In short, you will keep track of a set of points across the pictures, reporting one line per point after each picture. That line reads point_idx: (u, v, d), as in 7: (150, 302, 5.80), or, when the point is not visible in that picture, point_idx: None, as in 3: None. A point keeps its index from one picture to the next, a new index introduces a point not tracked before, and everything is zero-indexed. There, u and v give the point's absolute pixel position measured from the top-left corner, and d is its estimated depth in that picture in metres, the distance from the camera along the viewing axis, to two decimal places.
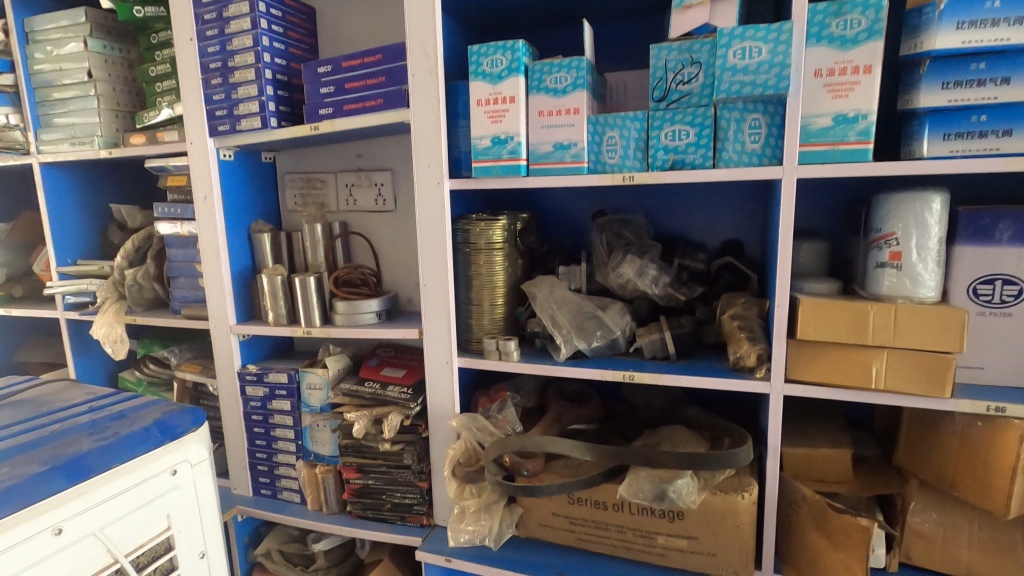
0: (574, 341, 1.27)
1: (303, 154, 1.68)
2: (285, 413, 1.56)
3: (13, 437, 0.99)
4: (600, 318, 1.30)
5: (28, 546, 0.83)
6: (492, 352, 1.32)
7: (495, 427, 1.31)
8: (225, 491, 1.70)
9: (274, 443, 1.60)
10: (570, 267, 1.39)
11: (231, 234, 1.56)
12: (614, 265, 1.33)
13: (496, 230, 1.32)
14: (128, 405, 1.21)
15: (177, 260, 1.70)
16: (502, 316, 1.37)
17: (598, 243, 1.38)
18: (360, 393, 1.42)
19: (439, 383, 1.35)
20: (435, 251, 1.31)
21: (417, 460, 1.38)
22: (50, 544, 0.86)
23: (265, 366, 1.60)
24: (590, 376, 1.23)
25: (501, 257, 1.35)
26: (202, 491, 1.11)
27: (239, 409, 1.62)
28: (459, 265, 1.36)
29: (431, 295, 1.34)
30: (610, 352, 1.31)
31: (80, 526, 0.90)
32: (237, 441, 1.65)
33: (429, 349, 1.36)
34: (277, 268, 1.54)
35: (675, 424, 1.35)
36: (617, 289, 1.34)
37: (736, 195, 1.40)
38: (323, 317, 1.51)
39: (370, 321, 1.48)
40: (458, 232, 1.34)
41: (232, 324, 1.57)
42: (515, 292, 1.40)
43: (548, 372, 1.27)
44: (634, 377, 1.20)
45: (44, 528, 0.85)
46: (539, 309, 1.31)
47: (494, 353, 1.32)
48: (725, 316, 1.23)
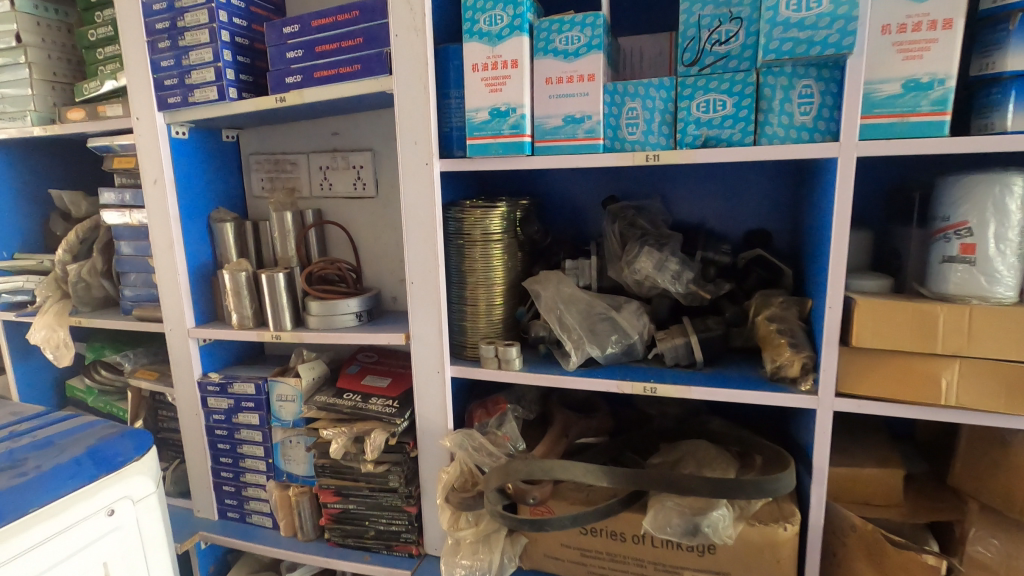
0: (586, 347, 1.10)
1: (270, 132, 1.48)
2: (253, 428, 1.38)
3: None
4: (614, 320, 1.13)
5: None
6: (491, 359, 1.15)
7: (493, 446, 1.14)
8: (187, 514, 1.51)
9: (241, 460, 1.41)
10: (577, 261, 1.21)
11: (187, 225, 1.36)
12: (629, 259, 1.16)
13: (493, 220, 1.15)
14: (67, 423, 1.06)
15: (126, 254, 1.49)
16: (500, 317, 1.20)
17: (609, 233, 1.21)
18: (338, 406, 1.24)
19: (429, 395, 1.18)
20: (423, 245, 1.13)
21: (404, 482, 1.21)
22: None
23: (230, 374, 1.40)
24: (605, 388, 1.07)
25: (499, 250, 1.17)
26: (147, 531, 0.98)
27: (200, 423, 1.43)
28: (451, 259, 1.19)
29: (419, 295, 1.16)
30: (625, 359, 1.14)
31: None
32: (198, 459, 1.46)
33: (417, 357, 1.18)
34: (241, 264, 1.35)
35: (697, 439, 1.20)
36: (632, 286, 1.17)
37: (765, 178, 1.23)
38: (294, 320, 1.32)
39: (349, 323, 1.30)
40: (450, 221, 1.16)
41: (190, 327, 1.37)
42: (515, 290, 1.22)
43: (556, 383, 1.10)
44: (657, 390, 1.03)
45: None
46: (543, 310, 1.14)
47: (492, 361, 1.15)
48: (759, 318, 1.06)
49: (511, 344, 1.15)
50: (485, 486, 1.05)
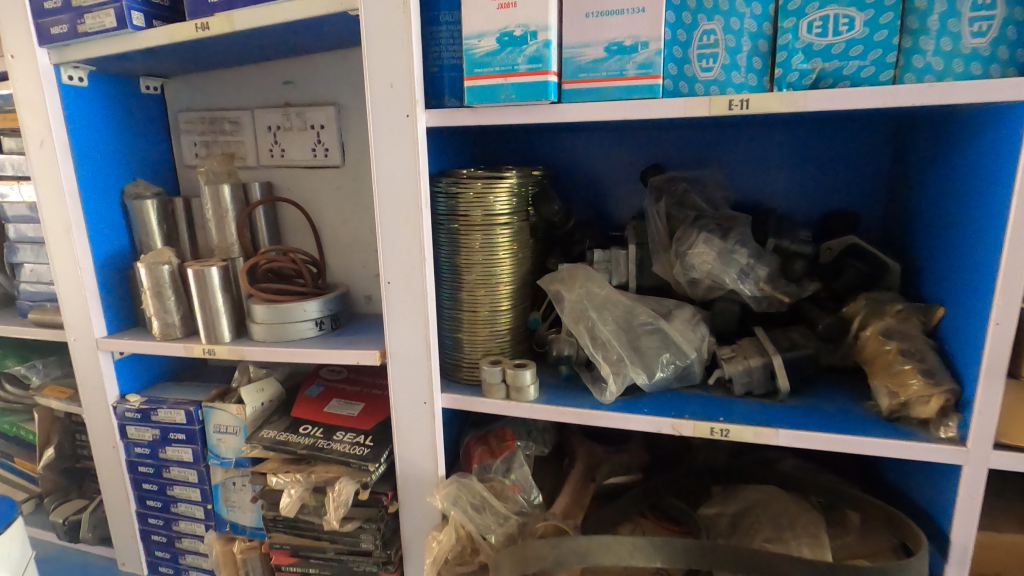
0: (628, 372, 0.81)
1: (202, 81, 1.13)
2: (185, 466, 1.07)
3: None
4: (664, 333, 0.84)
5: None
6: (499, 386, 0.85)
7: (499, 501, 0.86)
8: (110, 567, 1.21)
9: (173, 505, 1.11)
10: (610, 251, 0.91)
11: (90, 203, 1.03)
12: (682, 251, 0.86)
13: (499, 197, 0.86)
14: None
15: (19, 241, 1.15)
16: (508, 327, 0.91)
17: (651, 214, 0.91)
18: (291, 444, 0.93)
19: (413, 433, 0.88)
20: (402, 231, 0.81)
21: (380, 545, 0.91)
22: None
23: (154, 396, 1.09)
24: (656, 429, 0.78)
25: (507, 238, 0.89)
26: None
27: (118, 458, 1.12)
28: (441, 249, 0.90)
29: (398, 300, 0.84)
30: (678, 385, 0.85)
31: None
32: (119, 502, 1.15)
33: (396, 382, 0.87)
34: (162, 254, 1.02)
35: (765, 485, 0.92)
36: (684, 287, 0.87)
37: (856, 142, 0.93)
38: (234, 329, 1.00)
39: (307, 333, 0.98)
40: (440, 198, 0.87)
41: (99, 337, 1.05)
42: (525, 290, 0.93)
43: (587, 421, 0.81)
44: (730, 434, 0.74)
45: None
46: (567, 320, 0.84)
47: (499, 388, 0.85)
48: (865, 332, 0.78)
49: (526, 364, 0.85)
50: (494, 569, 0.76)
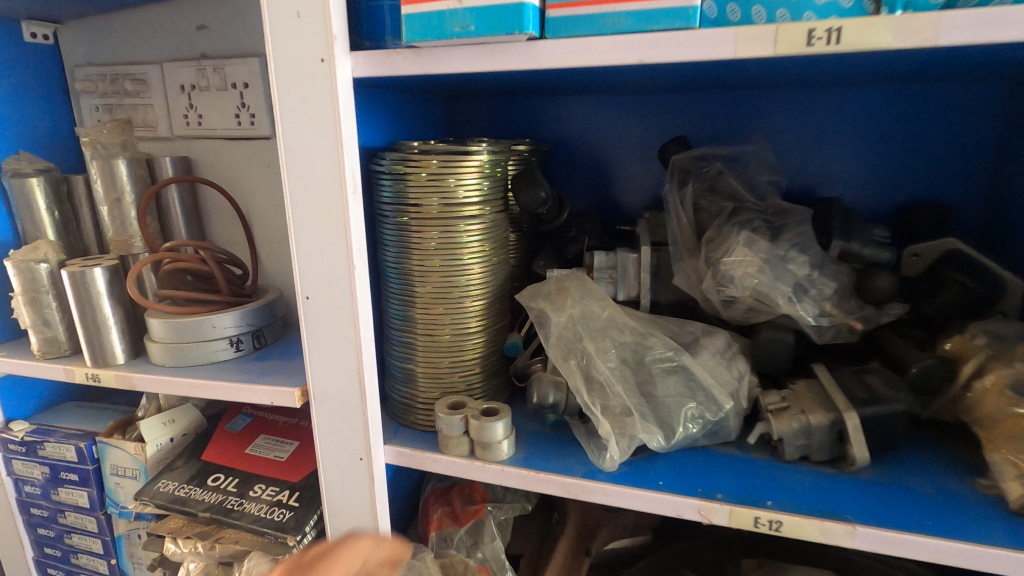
0: (636, 431, 0.57)
1: (101, 28, 0.89)
2: (82, 512, 0.86)
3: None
4: (687, 374, 0.60)
5: None
6: (462, 439, 0.62)
7: None
8: None
9: (73, 555, 0.91)
10: (614, 255, 0.67)
11: None
12: (714, 258, 0.62)
13: (463, 179, 0.63)
14: None
15: None
16: (475, 355, 0.68)
17: (672, 206, 0.67)
18: (191, 503, 0.71)
19: (347, 497, 0.66)
20: (322, 227, 0.57)
21: None
22: None
23: (43, 425, 0.87)
24: (674, 513, 0.55)
25: (475, 236, 0.65)
26: None
27: (7, 497, 0.91)
28: (387, 249, 0.67)
29: (319, 322, 0.60)
30: (706, 442, 0.62)
31: None
32: (13, 548, 0.95)
33: (323, 430, 0.64)
34: (39, 248, 0.79)
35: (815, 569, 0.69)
36: (715, 307, 0.64)
37: (952, 109, 0.69)
38: (129, 347, 0.78)
39: (221, 355, 0.76)
40: (383, 180, 0.64)
41: None
42: (500, 305, 0.70)
43: (579, 495, 0.58)
44: (782, 528, 0.52)
45: None
46: (553, 354, 0.60)
47: (461, 442, 0.62)
48: (980, 382, 0.54)
49: (499, 411, 0.63)
50: None
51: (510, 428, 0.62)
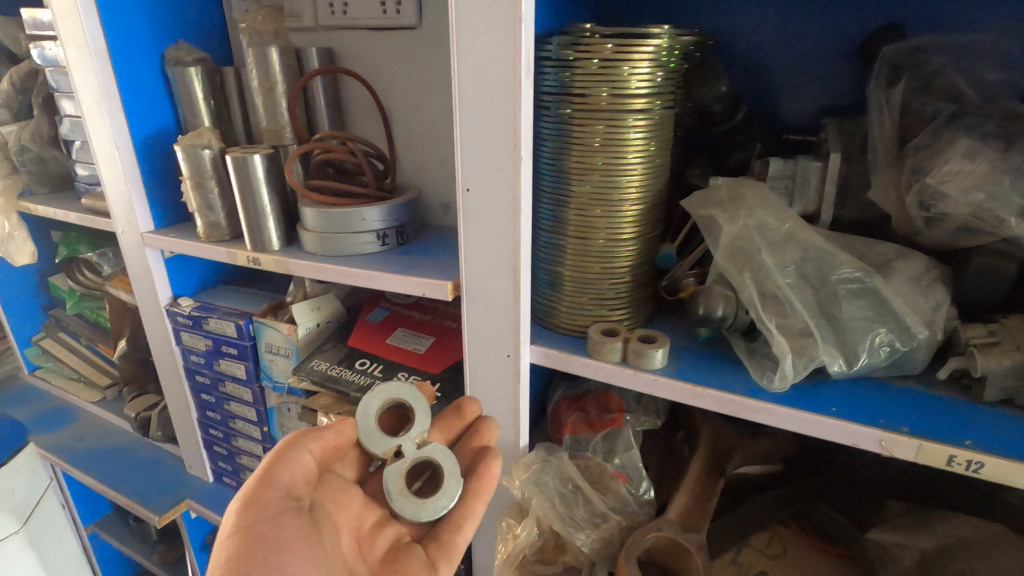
0: (817, 352, 0.53)
1: None
2: (239, 381, 0.96)
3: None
4: (877, 299, 0.54)
5: None
6: (448, 465, 0.60)
7: (596, 492, 0.65)
8: (181, 467, 1.18)
9: (230, 420, 1.02)
10: (796, 161, 0.60)
11: (122, 68, 0.85)
12: (924, 169, 0.54)
13: (637, 69, 0.57)
14: None
15: (68, 113, 1.02)
16: (628, 263, 0.65)
17: (875, 106, 0.58)
18: (342, 383, 0.76)
19: (491, 388, 0.67)
20: (490, 113, 0.54)
21: None
22: None
23: (208, 303, 0.96)
24: (849, 442, 0.51)
25: (640, 132, 0.60)
26: None
27: (176, 364, 1.02)
28: (545, 142, 0.63)
29: (479, 216, 0.59)
30: (885, 375, 0.57)
31: None
32: (181, 407, 1.08)
33: (473, 326, 0.65)
34: (202, 135, 0.84)
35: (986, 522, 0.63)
36: (914, 226, 0.56)
37: None
38: (282, 234, 0.82)
39: (367, 248, 0.78)
40: (550, 65, 0.60)
41: (144, 232, 0.92)
42: (655, 212, 0.66)
43: (739, 413, 0.55)
44: (984, 470, 0.47)
45: None
46: (725, 265, 0.56)
47: (449, 457, 0.61)
48: None
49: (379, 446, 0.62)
50: None
51: (375, 431, 0.62)
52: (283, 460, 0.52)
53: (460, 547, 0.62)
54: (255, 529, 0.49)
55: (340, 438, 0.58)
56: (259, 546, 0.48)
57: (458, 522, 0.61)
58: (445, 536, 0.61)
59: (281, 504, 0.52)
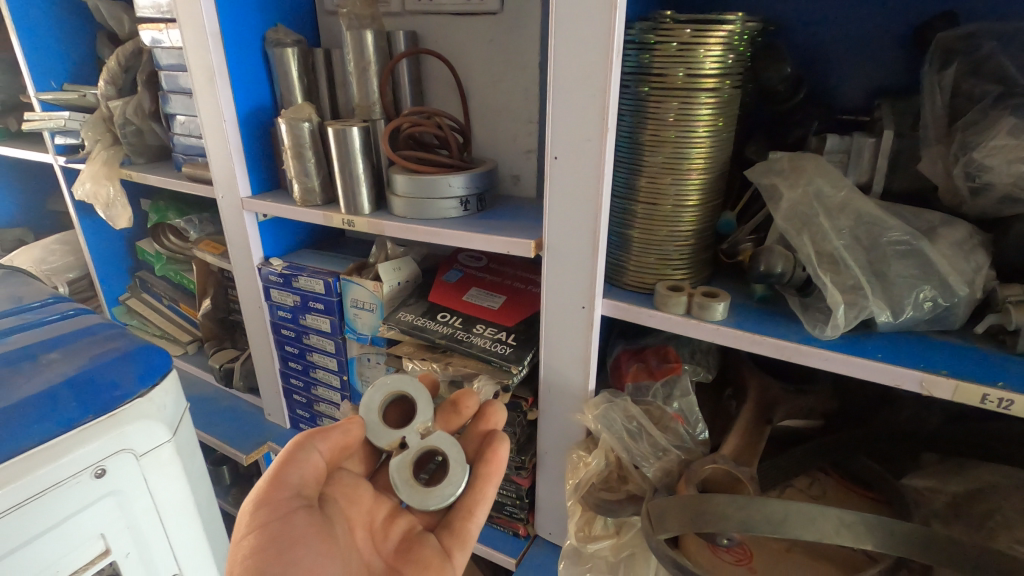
0: (867, 304, 0.60)
1: None
2: (323, 334, 1.06)
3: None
4: (924, 259, 0.61)
5: None
6: (452, 449, 0.66)
7: (658, 430, 0.73)
8: (259, 415, 1.30)
9: (311, 371, 1.13)
10: (851, 137, 0.67)
11: (232, 48, 0.95)
12: (971, 144, 0.60)
13: (711, 51, 0.63)
14: (48, 329, 0.74)
15: (172, 89, 1.13)
16: (692, 228, 0.72)
17: (928, 87, 0.64)
18: (428, 333, 0.86)
19: (565, 336, 0.76)
20: (581, 89, 0.62)
21: (514, 448, 0.86)
22: None
23: (297, 263, 1.06)
24: (893, 383, 0.58)
25: (711, 109, 0.67)
26: (164, 492, 0.71)
27: (264, 319, 1.13)
28: (623, 117, 0.71)
29: (564, 181, 0.68)
30: (926, 330, 0.63)
31: None
32: (265, 359, 1.19)
33: (552, 280, 0.74)
34: (302, 110, 0.94)
35: (1014, 470, 0.70)
36: (960, 196, 0.62)
37: None
38: (372, 200, 0.91)
39: (450, 212, 0.86)
40: (632, 47, 0.67)
41: (243, 197, 1.02)
42: (718, 182, 0.73)
43: (791, 358, 0.63)
44: (1014, 407, 0.53)
45: None
46: (785, 226, 0.64)
47: (452, 444, 0.66)
48: None
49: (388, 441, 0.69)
50: (660, 531, 0.62)
51: (379, 425, 0.68)
52: (294, 462, 0.60)
53: (473, 533, 0.69)
54: (268, 528, 0.56)
55: (348, 436, 0.65)
56: (273, 543, 0.55)
57: (470, 511, 0.68)
58: (459, 523, 0.68)
59: (290, 501, 0.59)
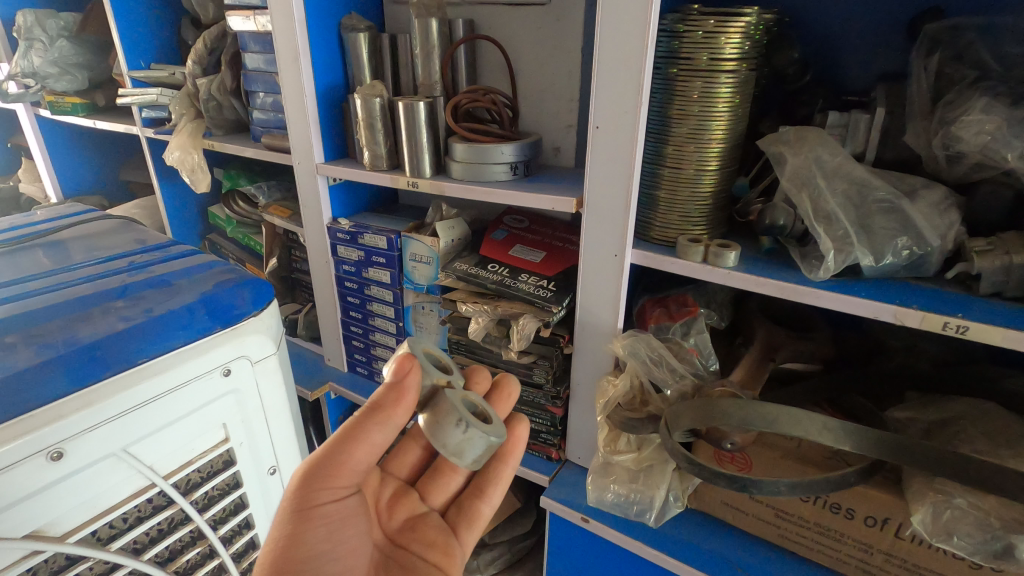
0: (853, 250, 0.72)
1: None
2: (383, 286, 1.21)
3: (48, 293, 0.80)
4: (904, 215, 0.73)
5: (89, 465, 0.67)
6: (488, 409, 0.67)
7: (677, 360, 0.86)
8: (320, 360, 1.48)
9: (370, 319, 1.28)
10: (849, 114, 0.79)
11: (314, 32, 1.10)
12: (948, 119, 0.71)
13: (731, 38, 0.75)
14: (175, 262, 0.92)
15: (254, 68, 1.29)
16: (711, 189, 0.85)
17: (915, 71, 0.76)
18: (480, 279, 1.00)
19: (599, 281, 0.90)
20: (620, 69, 0.76)
21: (551, 380, 1.00)
22: (134, 433, 0.71)
23: (362, 223, 1.21)
24: (872, 315, 0.71)
25: (730, 88, 0.79)
26: (269, 396, 0.88)
27: (330, 273, 1.29)
28: (655, 94, 0.84)
29: (603, 147, 0.81)
30: (905, 276, 0.76)
31: (127, 434, 0.70)
32: (329, 309, 1.36)
33: (589, 232, 0.88)
34: (374, 87, 1.08)
35: (982, 402, 0.82)
36: (939, 164, 0.74)
37: None
38: (432, 165, 1.05)
39: (501, 176, 1.00)
40: (664, 34, 0.80)
41: (318, 163, 1.17)
42: (734, 151, 0.85)
43: (789, 296, 0.76)
44: (968, 332, 0.66)
45: (113, 450, 0.69)
46: (788, 187, 0.77)
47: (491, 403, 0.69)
48: None
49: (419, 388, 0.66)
50: (676, 429, 0.77)
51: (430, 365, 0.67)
52: (360, 447, 0.61)
53: (482, 516, 0.77)
54: (317, 510, 0.60)
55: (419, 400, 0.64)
56: (317, 523, 0.60)
57: (484, 496, 0.76)
58: (471, 505, 0.76)
59: (345, 487, 0.62)
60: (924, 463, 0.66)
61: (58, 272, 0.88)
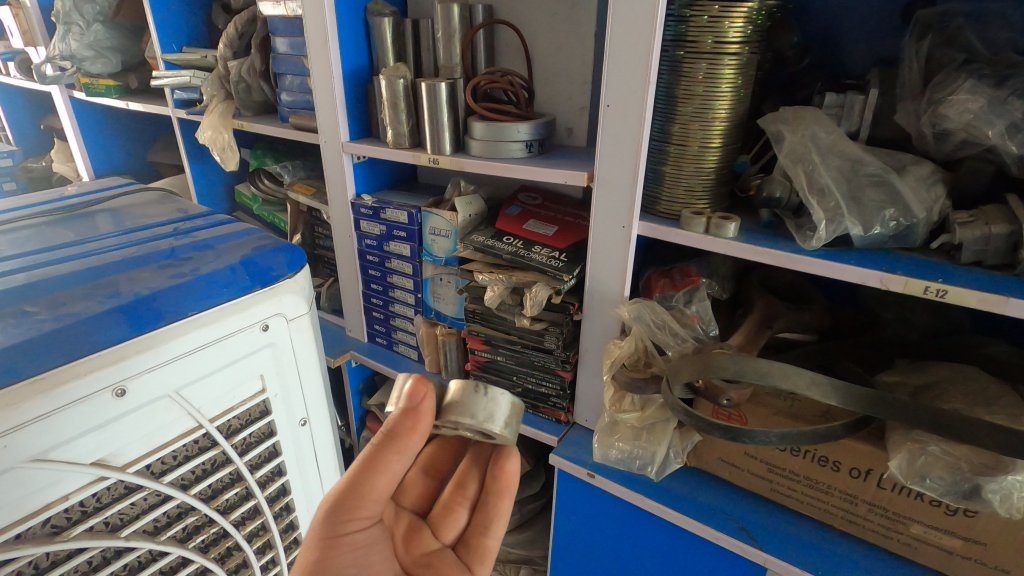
0: (844, 220, 0.78)
1: None
2: (403, 258, 1.28)
3: (103, 254, 0.88)
4: (893, 188, 0.78)
5: (144, 405, 0.75)
6: None
7: (679, 325, 0.93)
8: (341, 331, 1.55)
9: (391, 290, 1.36)
10: (845, 95, 0.84)
11: (341, 17, 1.16)
12: (935, 99, 0.77)
13: (735, 23, 0.81)
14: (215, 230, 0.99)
15: (283, 52, 1.35)
16: (714, 166, 0.91)
17: (907, 55, 0.81)
18: (496, 250, 1.07)
19: (608, 251, 0.96)
20: (630, 51, 0.82)
21: (561, 345, 1.07)
22: (182, 378, 0.79)
23: (384, 199, 1.28)
24: (860, 281, 0.76)
25: (733, 70, 0.85)
26: (301, 352, 0.95)
27: (353, 246, 1.37)
28: (662, 76, 0.90)
29: (614, 125, 0.87)
30: (893, 246, 0.81)
31: (177, 379, 0.78)
32: (351, 282, 1.43)
33: (598, 205, 0.94)
34: (398, 69, 1.14)
35: (965, 367, 0.87)
36: (927, 142, 0.80)
37: None
38: (452, 143, 1.12)
39: (516, 153, 1.07)
40: (672, 19, 0.85)
41: (344, 141, 1.24)
42: (736, 131, 0.91)
43: (783, 263, 0.82)
44: (947, 295, 0.71)
45: (165, 393, 0.77)
46: (786, 163, 0.82)
47: None
48: None
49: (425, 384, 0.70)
50: (676, 384, 0.84)
51: None
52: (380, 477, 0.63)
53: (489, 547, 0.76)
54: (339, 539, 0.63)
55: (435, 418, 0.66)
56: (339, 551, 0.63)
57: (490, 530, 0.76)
58: (476, 539, 0.76)
59: (367, 518, 0.65)
60: (904, 417, 0.71)
61: (109, 237, 0.95)
